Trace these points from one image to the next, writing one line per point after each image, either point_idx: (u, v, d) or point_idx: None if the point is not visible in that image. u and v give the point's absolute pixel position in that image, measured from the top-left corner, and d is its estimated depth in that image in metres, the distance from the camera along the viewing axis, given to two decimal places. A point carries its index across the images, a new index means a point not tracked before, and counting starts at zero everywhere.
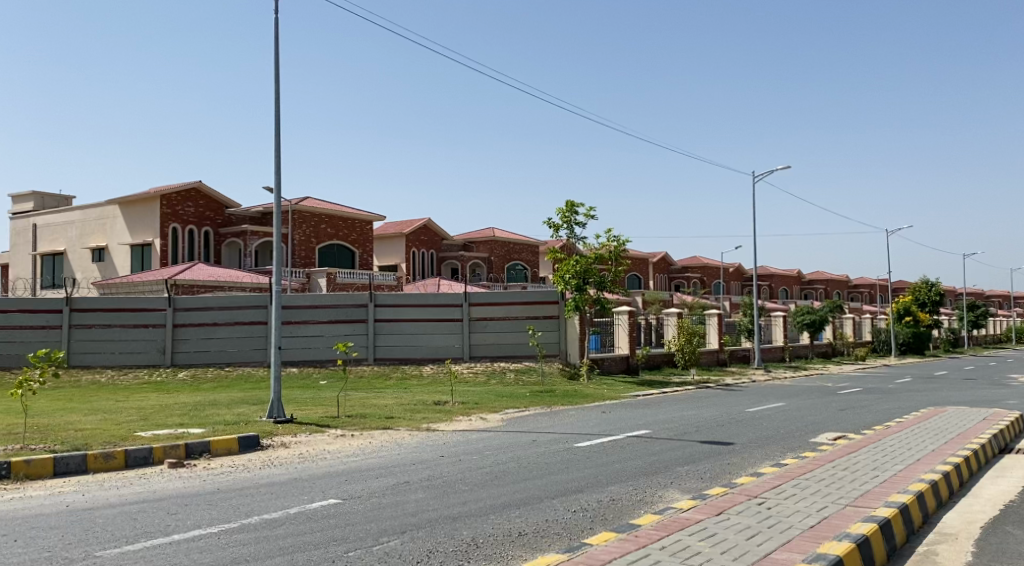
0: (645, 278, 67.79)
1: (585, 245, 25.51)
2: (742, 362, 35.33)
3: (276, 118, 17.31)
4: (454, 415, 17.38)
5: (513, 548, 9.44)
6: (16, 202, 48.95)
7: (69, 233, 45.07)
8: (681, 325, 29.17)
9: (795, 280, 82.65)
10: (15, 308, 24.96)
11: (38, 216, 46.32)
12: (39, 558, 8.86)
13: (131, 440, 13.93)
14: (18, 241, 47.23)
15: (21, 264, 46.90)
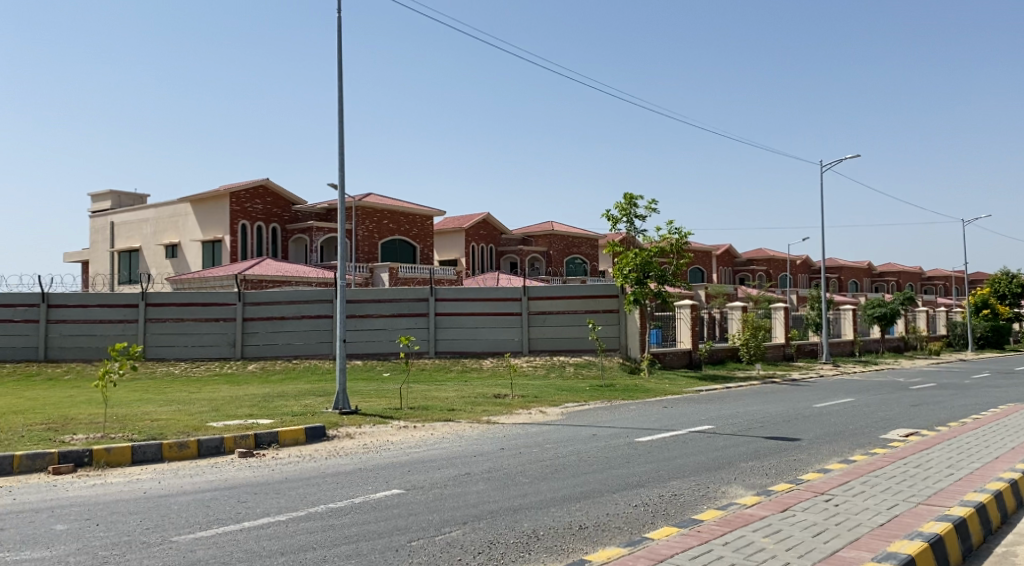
0: (708, 271, 67.33)
1: (646, 239, 25.36)
2: (808, 356, 34.91)
3: (341, 116, 17.69)
4: (515, 408, 17.63)
5: (575, 541, 9.63)
6: (94, 201, 50.60)
7: (143, 231, 46.45)
8: (746, 319, 28.99)
9: (864, 272, 81.21)
10: (94, 303, 25.90)
11: (115, 214, 47.85)
12: (120, 541, 9.30)
13: (203, 430, 14.45)
14: (97, 239, 48.86)
15: (99, 261, 48.51)
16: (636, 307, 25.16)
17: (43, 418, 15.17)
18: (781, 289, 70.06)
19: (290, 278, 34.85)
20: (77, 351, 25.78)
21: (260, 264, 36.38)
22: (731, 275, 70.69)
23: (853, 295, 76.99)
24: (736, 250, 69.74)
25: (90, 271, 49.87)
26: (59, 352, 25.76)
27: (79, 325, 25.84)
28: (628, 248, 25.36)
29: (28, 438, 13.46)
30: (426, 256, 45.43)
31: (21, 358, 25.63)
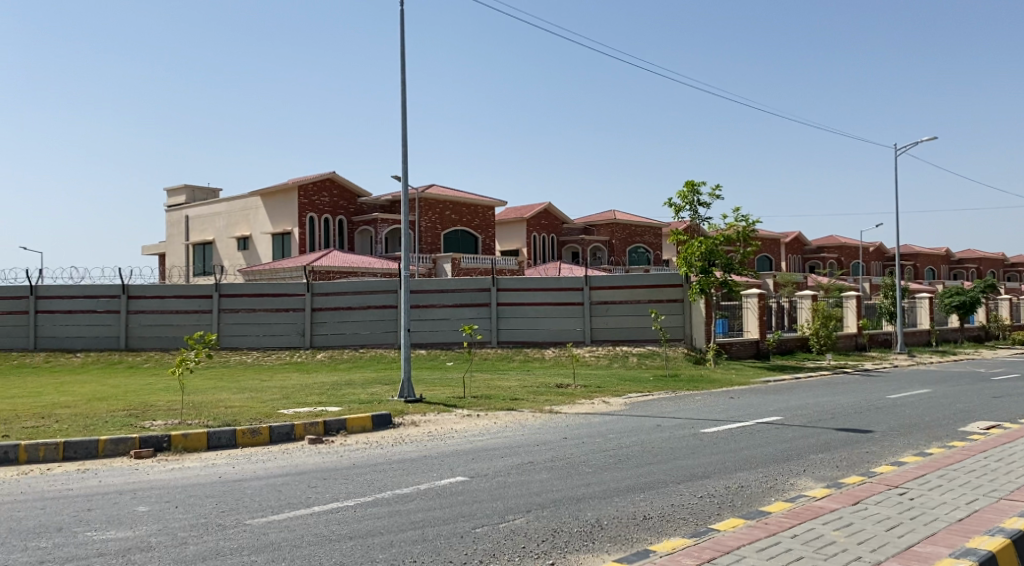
0: (776, 259, 66.53)
1: (711, 228, 25.13)
2: (881, 346, 34.28)
3: (403, 110, 17.95)
4: (577, 398, 17.73)
5: (639, 531, 9.69)
6: (170, 196, 52.00)
7: (216, 224, 47.54)
8: (816, 308, 28.63)
9: (941, 259, 79.39)
10: (170, 294, 26.70)
11: (188, 207, 48.99)
12: (197, 523, 9.60)
13: (274, 417, 14.81)
14: (173, 232, 50.20)
15: (175, 253, 49.85)
16: (701, 297, 24.89)
17: (125, 404, 15.72)
18: (851, 277, 68.75)
19: (356, 269, 35.35)
20: (155, 340, 26.65)
21: (327, 255, 36.97)
22: (800, 263, 69.68)
23: (929, 282, 75.29)
24: (807, 237, 68.80)
25: (166, 263, 51.25)
26: (139, 341, 26.69)
27: (157, 316, 26.72)
28: (692, 237, 25.13)
29: (111, 423, 13.95)
30: (488, 247, 45.59)
31: (104, 347, 26.64)
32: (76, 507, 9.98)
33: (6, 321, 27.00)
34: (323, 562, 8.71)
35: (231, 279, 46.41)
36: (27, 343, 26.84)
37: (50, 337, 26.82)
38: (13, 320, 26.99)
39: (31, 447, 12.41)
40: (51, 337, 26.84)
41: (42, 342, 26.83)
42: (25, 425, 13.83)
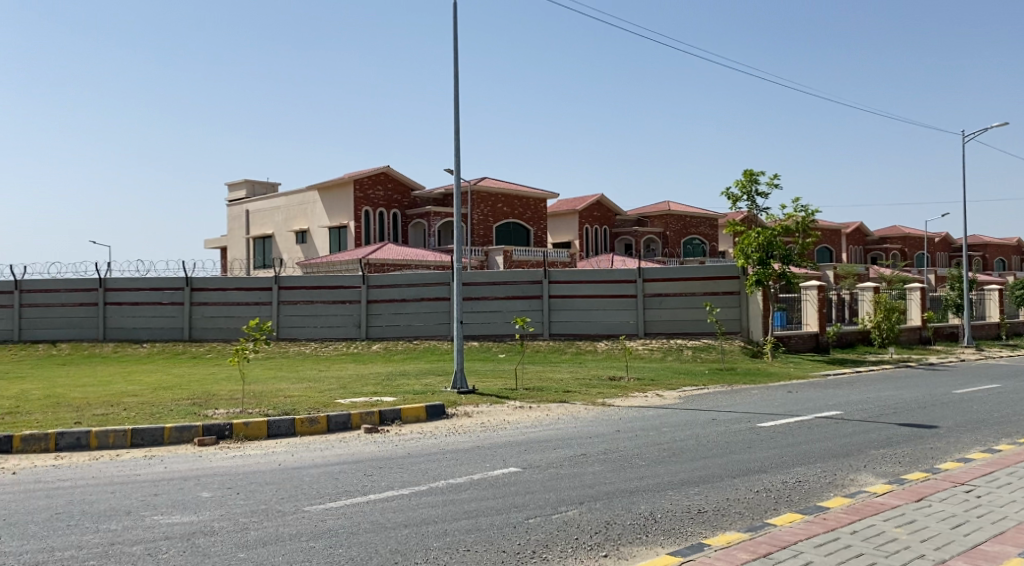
0: (837, 250, 65.69)
1: (769, 218, 24.77)
2: (947, 340, 33.60)
3: (456, 103, 18.05)
4: (630, 391, 17.66)
5: (693, 524, 9.65)
6: (230, 190, 52.92)
7: (274, 218, 48.24)
8: (878, 300, 28.14)
9: (1011, 250, 77.51)
10: (232, 286, 27.30)
11: (249, 202, 49.72)
12: (257, 509, 9.77)
13: (332, 407, 15.01)
14: (233, 226, 51.07)
15: (236, 246, 50.72)
16: (759, 288, 24.49)
17: (188, 393, 16.05)
18: (916, 268, 67.55)
19: (409, 261, 35.58)
20: (218, 331, 27.36)
21: (382, 247, 37.31)
22: (862, 254, 68.54)
23: (999, 273, 73.59)
24: (868, 227, 67.85)
25: (227, 257, 52.13)
26: (202, 332, 27.43)
27: (220, 307, 27.39)
28: (749, 228, 24.76)
29: (176, 412, 14.26)
30: (540, 239, 45.56)
31: (168, 337, 27.48)
32: (143, 492, 10.21)
33: (76, 312, 27.96)
34: (379, 549, 8.80)
35: (289, 273, 47.04)
36: (96, 333, 27.78)
37: (117, 327, 27.74)
38: (83, 312, 27.96)
39: (100, 434, 12.74)
40: (119, 328, 27.77)
41: (111, 333, 27.77)
42: (94, 413, 14.21)
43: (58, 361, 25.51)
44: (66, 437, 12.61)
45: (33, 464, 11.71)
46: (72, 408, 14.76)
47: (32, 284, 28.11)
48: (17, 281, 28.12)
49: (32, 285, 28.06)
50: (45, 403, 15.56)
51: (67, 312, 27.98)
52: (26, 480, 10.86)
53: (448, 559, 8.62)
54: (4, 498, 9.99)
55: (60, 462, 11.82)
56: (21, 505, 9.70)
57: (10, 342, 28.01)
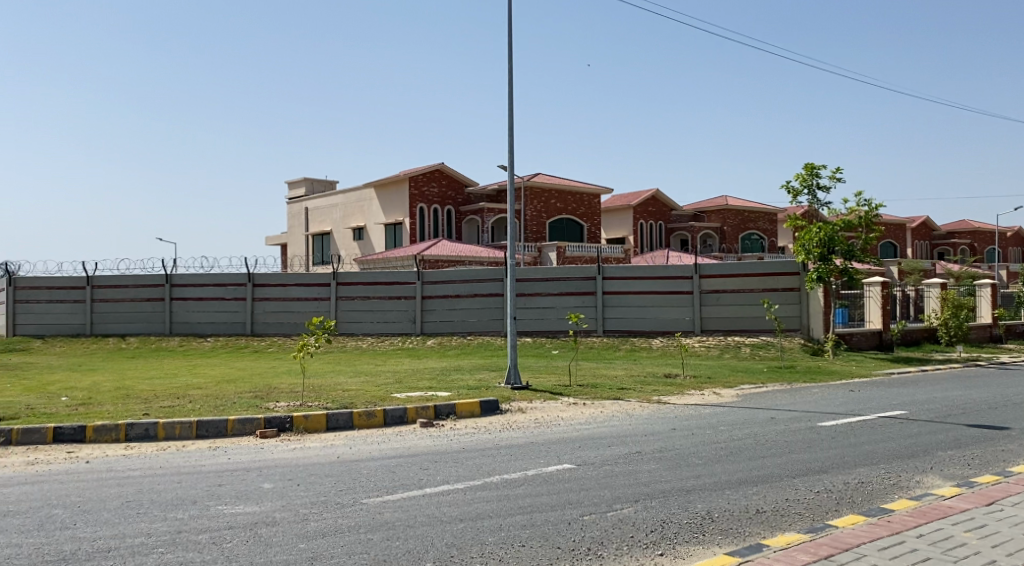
0: (901, 244, 64.62)
1: (832, 212, 24.35)
2: (1018, 338, 32.68)
3: (509, 99, 18.06)
4: (686, 389, 17.50)
5: (752, 524, 9.52)
6: (290, 188, 53.64)
7: (332, 216, 48.74)
8: (945, 297, 27.50)
9: None
10: (291, 282, 27.72)
11: (307, 199, 50.32)
12: (317, 501, 9.87)
13: (388, 401, 15.14)
14: (293, 224, 51.77)
15: (295, 243, 51.40)
16: (820, 284, 23.95)
17: (250, 386, 16.31)
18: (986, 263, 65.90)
19: (463, 257, 35.72)
20: (279, 327, 27.81)
21: (436, 244, 37.49)
22: (929, 249, 67.47)
23: None
24: (935, 221, 66.73)
25: (287, 253, 52.85)
26: (263, 327, 27.91)
27: (280, 302, 27.84)
28: (810, 223, 24.25)
29: (239, 404, 14.51)
30: (593, 235, 45.37)
31: (231, 332, 28.04)
32: (208, 482, 10.39)
33: (144, 307, 28.68)
34: (436, 542, 8.83)
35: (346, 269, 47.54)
36: (163, 328, 28.48)
37: (183, 322, 28.38)
38: (150, 306, 28.66)
39: (168, 425, 13.00)
40: (184, 322, 28.41)
41: (177, 328, 28.44)
42: (161, 404, 14.50)
43: (127, 354, 26.14)
44: (136, 428, 12.88)
45: (105, 454, 11.98)
46: (140, 399, 15.11)
47: (102, 279, 28.87)
48: (88, 277, 28.90)
49: (103, 280, 28.83)
50: (115, 394, 15.95)
51: (136, 306, 28.71)
52: (98, 468, 11.11)
53: (503, 554, 8.61)
54: (77, 486, 10.24)
55: (130, 452, 12.08)
56: (94, 493, 9.93)
57: (83, 335, 28.84)
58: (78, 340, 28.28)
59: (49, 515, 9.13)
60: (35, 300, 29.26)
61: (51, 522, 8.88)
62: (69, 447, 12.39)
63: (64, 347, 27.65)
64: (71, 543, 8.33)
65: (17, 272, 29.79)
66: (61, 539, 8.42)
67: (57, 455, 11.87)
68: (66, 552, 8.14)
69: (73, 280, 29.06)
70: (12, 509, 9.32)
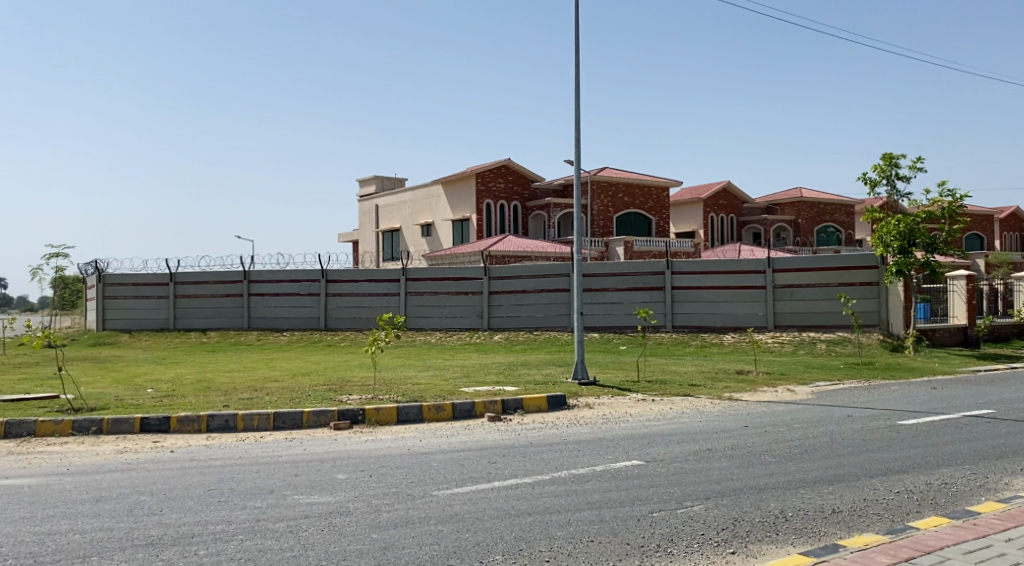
0: (988, 237, 62.57)
1: (912, 204, 23.69)
2: None
3: (576, 94, 17.91)
4: (759, 385, 17.20)
5: (828, 524, 9.26)
6: (361, 186, 54.27)
7: (402, 213, 49.09)
8: None
9: None
10: (363, 277, 28.02)
11: (378, 197, 50.79)
12: (389, 492, 9.91)
13: (457, 395, 15.16)
14: (364, 221, 52.34)
15: (366, 240, 51.96)
16: (899, 278, 23.16)
17: (325, 379, 16.50)
18: None
19: (529, 253, 35.64)
20: (351, 321, 28.11)
21: (503, 239, 37.53)
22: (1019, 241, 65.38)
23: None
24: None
25: (358, 250, 53.45)
26: (336, 321, 28.25)
27: (352, 298, 28.14)
28: (888, 214, 23.59)
29: (313, 396, 14.67)
30: (662, 229, 44.95)
31: (306, 327, 28.46)
32: (284, 472, 10.50)
33: (224, 302, 29.27)
34: (505, 535, 8.77)
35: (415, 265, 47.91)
36: (242, 323, 29.02)
37: (260, 317, 28.90)
38: (230, 302, 29.24)
39: (247, 416, 13.20)
40: (261, 317, 28.92)
41: (255, 322, 28.94)
42: (240, 396, 14.74)
43: (207, 348, 26.73)
44: (216, 419, 13.10)
45: (188, 443, 12.20)
46: (221, 392, 15.38)
47: (183, 275, 29.56)
48: (171, 273, 29.63)
49: (185, 276, 29.53)
50: (197, 386, 16.28)
51: (216, 302, 29.32)
52: (181, 457, 11.32)
53: (572, 549, 8.51)
54: (163, 474, 10.44)
55: (211, 442, 12.28)
56: (179, 480, 10.11)
57: (166, 330, 29.59)
58: (161, 335, 29.02)
59: (137, 501, 9.32)
60: (122, 296, 30.13)
61: (139, 508, 9.06)
62: (155, 436, 12.66)
63: (148, 341, 28.40)
64: (158, 529, 8.47)
65: (105, 269, 30.71)
66: (149, 524, 8.58)
67: (144, 444, 12.13)
68: (153, 536, 8.29)
69: (157, 277, 29.81)
70: (104, 495, 9.55)
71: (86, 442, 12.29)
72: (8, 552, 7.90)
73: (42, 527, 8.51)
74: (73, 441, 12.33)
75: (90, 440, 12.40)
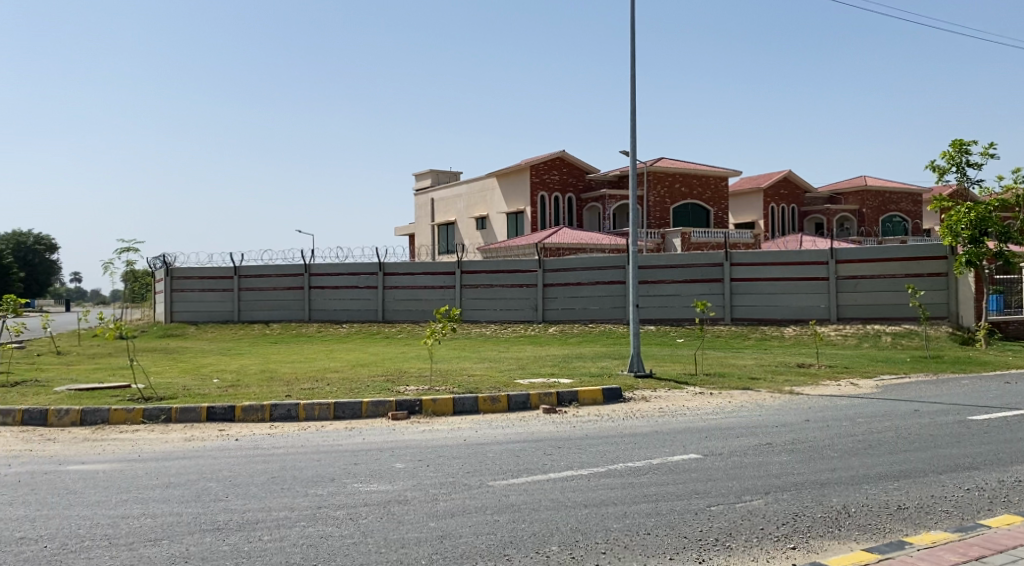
0: None
1: (985, 191, 22.99)
2: None
3: (632, 85, 17.70)
4: (821, 379, 16.84)
5: (893, 521, 8.99)
6: (417, 180, 54.53)
7: (457, 206, 49.17)
8: None
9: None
10: (419, 270, 28.09)
11: (434, 190, 50.96)
12: (445, 481, 9.85)
13: (512, 386, 15.09)
14: (420, 215, 52.57)
15: (423, 233, 52.18)
16: (970, 269, 22.40)
17: (383, 370, 16.56)
18: None
19: (584, 245, 35.45)
20: (408, 314, 28.22)
21: (558, 232, 37.37)
22: None
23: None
24: None
25: (415, 244, 53.69)
26: (394, 314, 28.39)
27: (408, 290, 28.25)
28: (958, 203, 22.84)
29: (372, 387, 14.71)
30: (720, 220, 44.36)
31: (364, 319, 28.65)
32: (344, 461, 10.52)
33: (285, 295, 29.60)
34: (561, 527, 8.65)
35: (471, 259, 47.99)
36: (303, 315, 29.34)
37: (320, 309, 29.18)
38: (290, 294, 29.56)
39: (308, 406, 13.28)
40: (320, 309, 29.20)
41: (315, 315, 29.23)
42: (302, 386, 14.85)
43: (269, 339, 27.06)
44: (279, 408, 13.20)
45: (252, 432, 12.30)
46: (283, 382, 15.51)
47: (246, 269, 29.99)
48: (235, 267, 30.07)
49: (248, 270, 29.94)
50: (261, 377, 16.44)
51: (277, 294, 29.67)
52: (246, 445, 11.42)
53: (629, 541, 8.37)
54: (229, 461, 10.54)
55: (274, 431, 12.37)
56: (244, 468, 10.19)
57: (230, 322, 30.06)
58: (226, 327, 29.48)
59: (204, 487, 9.41)
60: (189, 289, 30.70)
61: (206, 493, 9.14)
62: (221, 425, 12.79)
63: (213, 332, 28.87)
64: (224, 514, 8.52)
65: (172, 263, 31.30)
66: (215, 510, 8.64)
67: (210, 432, 12.26)
68: (220, 521, 8.34)
69: (222, 270, 30.28)
70: (173, 481, 9.65)
71: (156, 429, 12.48)
72: (85, 534, 8.01)
73: (116, 510, 8.63)
74: (144, 429, 12.53)
75: (160, 428, 12.59)
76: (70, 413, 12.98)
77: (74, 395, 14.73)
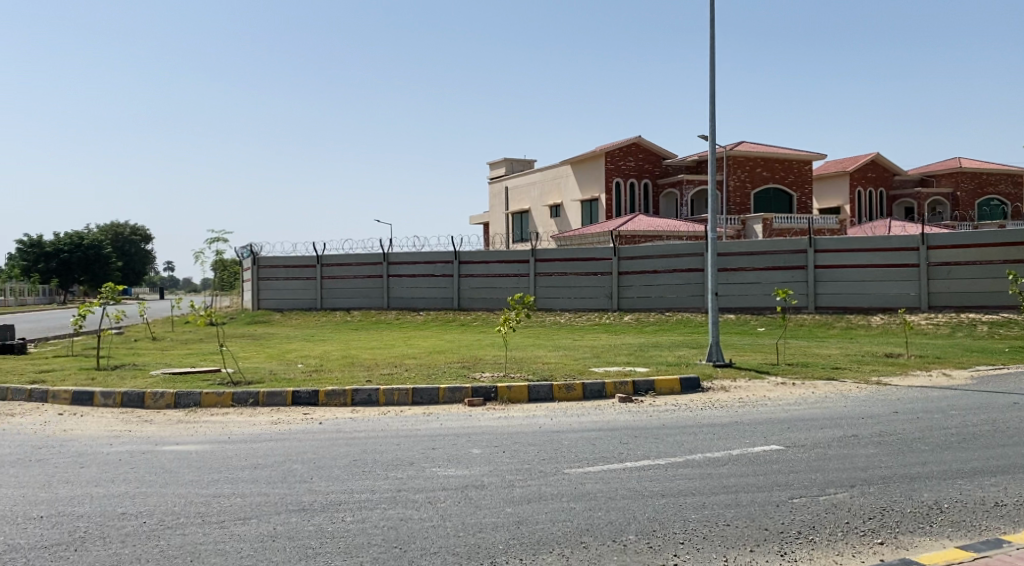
0: None
1: None
2: None
3: (710, 63, 17.19)
4: (911, 369, 16.22)
5: (989, 518, 8.51)
6: (492, 170, 54.52)
7: (531, 194, 49.02)
8: None
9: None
10: (495, 258, 28.00)
11: (508, 178, 50.86)
12: (520, 468, 9.67)
13: (588, 374, 14.88)
14: (495, 204, 52.53)
15: (497, 222, 52.17)
16: None
17: (459, 356, 16.48)
18: None
19: (661, 232, 34.94)
20: (483, 301, 28.15)
21: (633, 219, 36.91)
22: None
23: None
24: None
25: (490, 233, 53.72)
26: (470, 301, 28.36)
27: (483, 278, 28.19)
28: None
29: (448, 373, 14.64)
30: (804, 206, 43.28)
31: (441, 307, 28.70)
32: (423, 445, 10.43)
33: (365, 283, 29.84)
34: (637, 516, 8.40)
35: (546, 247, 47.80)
36: (382, 302, 29.53)
37: (398, 297, 29.34)
38: (370, 282, 29.79)
39: (388, 391, 13.27)
40: (399, 297, 29.36)
41: (394, 302, 29.39)
42: (381, 372, 14.87)
43: (351, 326, 27.32)
44: (361, 393, 13.22)
45: (335, 416, 12.33)
46: (364, 368, 15.55)
47: (327, 257, 30.32)
48: (317, 255, 30.43)
49: (330, 258, 30.26)
50: (342, 362, 16.51)
51: (357, 282, 29.93)
52: (329, 429, 11.43)
53: (708, 532, 8.07)
54: (311, 444, 10.55)
55: (356, 415, 12.38)
56: (327, 451, 10.17)
57: (313, 310, 30.45)
58: (309, 314, 29.87)
59: (289, 469, 9.41)
60: (274, 277, 31.20)
61: (292, 475, 9.13)
62: (305, 409, 12.85)
63: (297, 319, 29.29)
64: (310, 495, 8.49)
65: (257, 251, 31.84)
66: (302, 491, 8.61)
67: (295, 416, 12.32)
68: (305, 502, 8.31)
69: (304, 258, 30.67)
70: (260, 462, 9.68)
71: (244, 412, 12.60)
72: (180, 511, 8.05)
73: (207, 489, 8.66)
74: (233, 412, 12.66)
75: (249, 411, 12.71)
76: (165, 396, 13.20)
77: (168, 378, 15.01)
